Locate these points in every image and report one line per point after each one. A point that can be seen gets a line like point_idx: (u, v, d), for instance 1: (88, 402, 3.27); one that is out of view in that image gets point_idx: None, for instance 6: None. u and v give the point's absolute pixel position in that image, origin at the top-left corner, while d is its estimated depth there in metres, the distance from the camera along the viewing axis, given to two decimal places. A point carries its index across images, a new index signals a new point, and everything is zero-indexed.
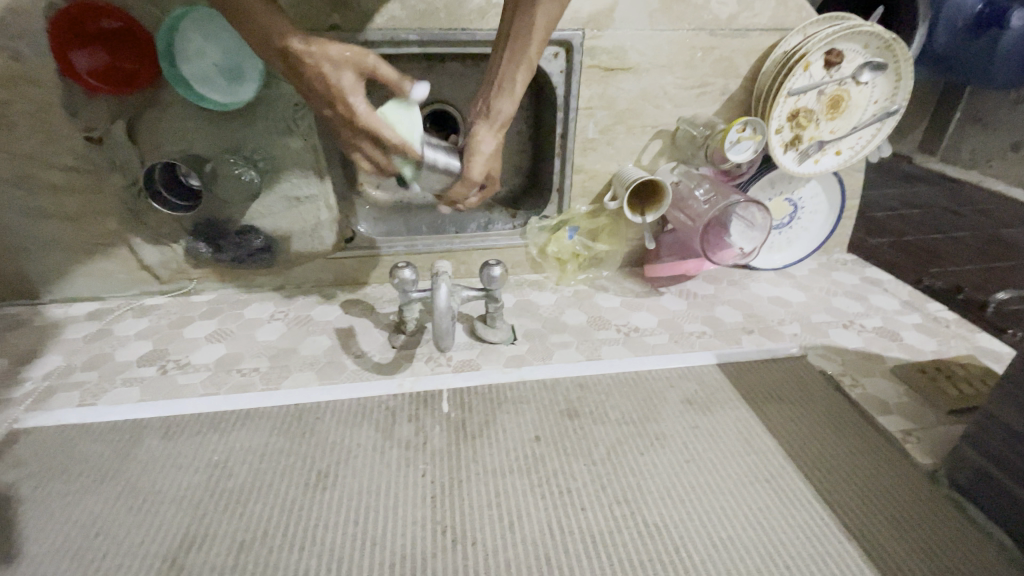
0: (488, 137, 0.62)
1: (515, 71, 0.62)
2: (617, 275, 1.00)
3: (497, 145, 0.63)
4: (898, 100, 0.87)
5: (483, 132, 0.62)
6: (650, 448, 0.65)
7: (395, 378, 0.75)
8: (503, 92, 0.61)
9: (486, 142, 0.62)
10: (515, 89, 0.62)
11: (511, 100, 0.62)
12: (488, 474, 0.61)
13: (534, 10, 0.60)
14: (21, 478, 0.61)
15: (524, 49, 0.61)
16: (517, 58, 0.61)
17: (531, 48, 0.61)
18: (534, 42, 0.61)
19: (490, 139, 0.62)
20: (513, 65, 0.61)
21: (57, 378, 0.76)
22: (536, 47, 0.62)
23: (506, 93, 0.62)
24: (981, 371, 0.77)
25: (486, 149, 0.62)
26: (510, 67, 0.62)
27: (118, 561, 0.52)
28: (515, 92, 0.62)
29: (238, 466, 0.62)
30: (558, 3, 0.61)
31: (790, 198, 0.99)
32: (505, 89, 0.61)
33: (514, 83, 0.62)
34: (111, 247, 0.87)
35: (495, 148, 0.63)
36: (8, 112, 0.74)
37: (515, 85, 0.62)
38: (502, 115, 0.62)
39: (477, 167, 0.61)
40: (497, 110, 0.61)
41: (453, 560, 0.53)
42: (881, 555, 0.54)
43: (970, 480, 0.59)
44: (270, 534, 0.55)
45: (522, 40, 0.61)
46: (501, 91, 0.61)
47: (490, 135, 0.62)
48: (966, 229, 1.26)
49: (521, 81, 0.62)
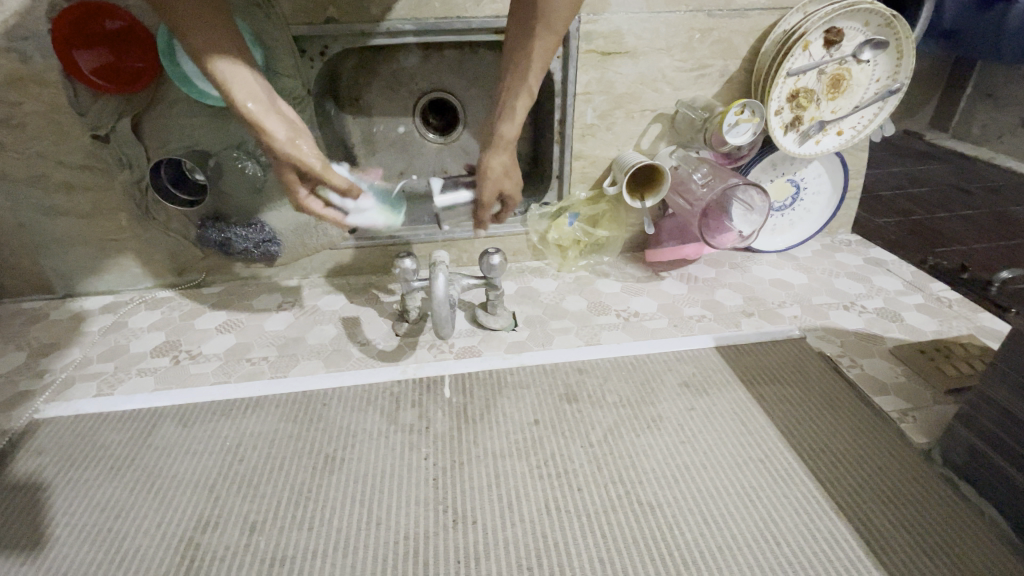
0: (495, 160, 0.66)
1: (516, 98, 0.63)
2: (618, 260, 1.01)
3: (503, 167, 0.66)
4: (901, 78, 0.85)
5: (490, 155, 0.66)
6: (646, 430, 0.66)
7: (398, 365, 0.77)
8: (504, 118, 0.64)
9: (492, 165, 0.66)
10: (517, 115, 0.64)
11: (513, 125, 0.64)
12: (488, 457, 0.63)
13: (531, 37, 0.61)
14: (44, 464, 0.64)
15: (523, 77, 0.62)
16: (515, 86, 0.63)
17: (531, 75, 0.62)
18: (532, 70, 0.62)
19: (495, 164, 0.66)
20: (513, 92, 0.63)
21: (75, 369, 0.79)
22: (535, 74, 0.62)
23: (505, 118, 0.64)
24: (981, 351, 0.77)
25: (493, 173, 0.66)
26: (511, 93, 0.64)
27: (137, 541, 0.55)
28: (514, 117, 0.64)
29: (248, 451, 0.65)
30: (554, 31, 0.60)
31: (792, 179, 0.98)
32: (506, 115, 0.64)
33: (514, 109, 0.64)
34: (123, 242, 0.89)
35: (506, 168, 0.67)
36: (19, 113, 0.76)
37: (518, 111, 0.64)
38: (505, 139, 0.65)
39: (489, 189, 0.67)
40: (499, 134, 0.65)
41: (453, 538, 0.55)
42: (871, 530, 0.56)
43: (963, 458, 0.60)
44: (279, 515, 0.57)
45: (521, 68, 0.62)
46: (503, 117, 0.64)
47: (495, 159, 0.66)
48: (974, 208, 1.24)
49: (522, 105, 0.64)
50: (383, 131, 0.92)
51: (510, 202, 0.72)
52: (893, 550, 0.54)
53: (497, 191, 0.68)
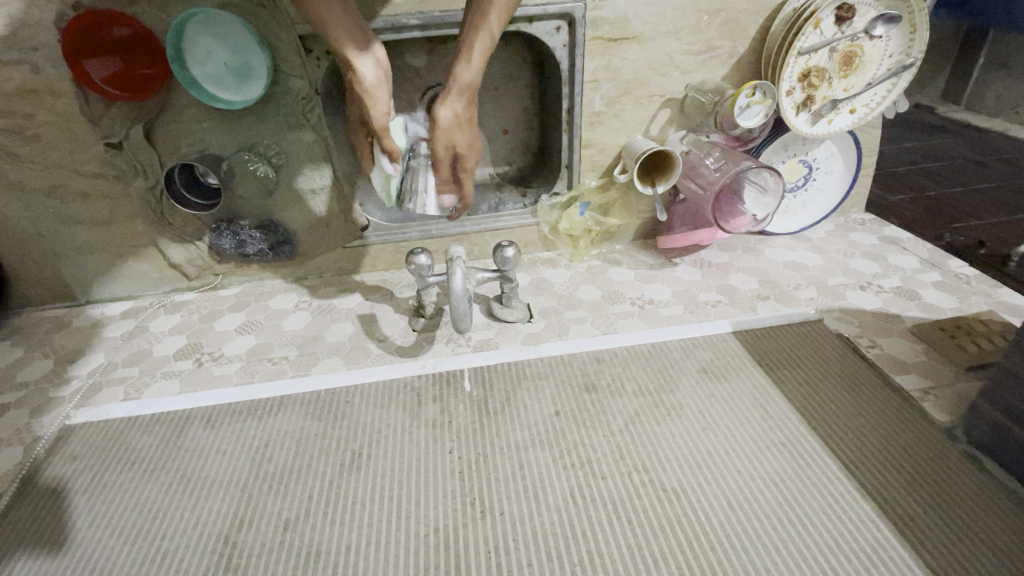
0: (450, 108, 0.65)
1: (476, 41, 0.63)
2: (630, 248, 1.01)
3: (456, 117, 0.65)
4: (914, 53, 0.83)
5: (444, 105, 0.65)
6: (667, 418, 0.67)
7: (417, 360, 0.78)
8: (463, 63, 0.64)
9: (446, 115, 0.65)
10: (477, 57, 0.64)
11: (472, 69, 0.64)
12: (512, 448, 0.64)
13: None
14: (79, 470, 0.66)
15: (483, 20, 0.62)
16: (474, 28, 0.63)
17: (491, 18, 0.62)
18: (494, 12, 0.62)
19: (453, 116, 0.65)
20: (473, 36, 0.63)
21: (101, 375, 0.80)
22: (497, 18, 0.62)
23: (463, 64, 0.64)
24: (1001, 327, 0.77)
25: (446, 125, 0.65)
26: (474, 34, 0.63)
27: (176, 541, 0.57)
28: (472, 63, 0.64)
29: (278, 449, 0.66)
30: None
31: (804, 159, 0.97)
32: (466, 57, 0.63)
33: (474, 55, 0.64)
34: (140, 247, 0.90)
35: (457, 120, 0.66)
36: (32, 124, 0.77)
37: (478, 53, 0.64)
38: (463, 82, 0.64)
39: (439, 143, 0.66)
40: (457, 81, 0.64)
41: (481, 529, 0.56)
42: (895, 508, 0.56)
43: (985, 434, 0.60)
44: (313, 512, 0.59)
45: (481, 11, 0.62)
46: (463, 59, 0.64)
47: (452, 108, 0.65)
48: (990, 180, 1.22)
49: (481, 49, 0.64)
50: None
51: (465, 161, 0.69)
52: (918, 526, 0.54)
53: (450, 144, 0.66)
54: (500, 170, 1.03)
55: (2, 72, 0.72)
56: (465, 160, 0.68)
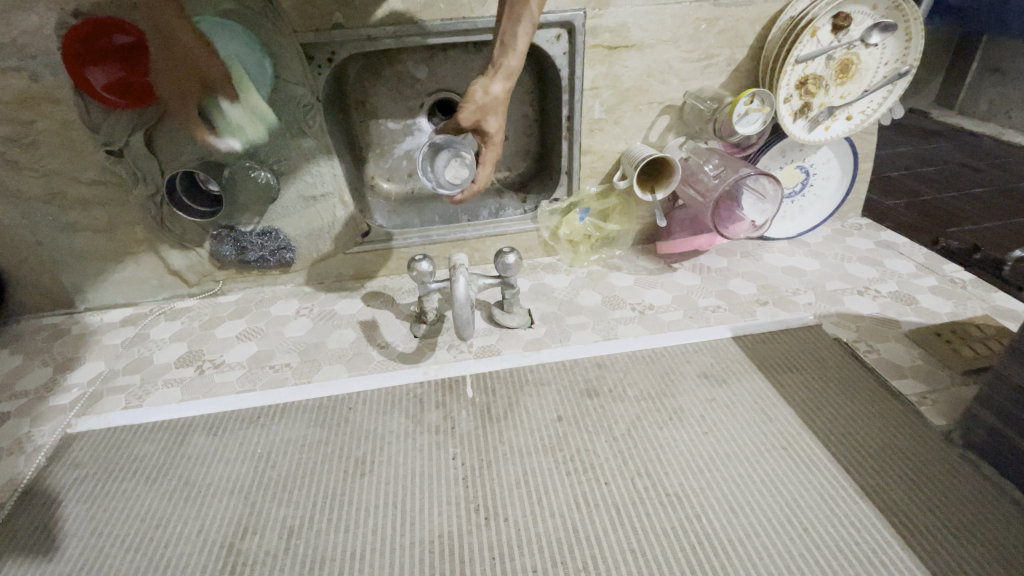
0: (492, 87, 0.64)
1: (518, 25, 0.63)
2: (629, 253, 1.01)
3: (494, 94, 0.64)
4: (909, 61, 0.85)
5: (485, 82, 0.64)
6: (668, 423, 0.67)
7: (419, 367, 0.78)
8: (507, 46, 0.64)
9: (480, 89, 0.64)
10: (518, 44, 0.64)
11: (516, 56, 0.64)
12: (515, 455, 0.64)
13: None
14: (79, 478, 0.66)
15: (524, 6, 0.62)
16: (516, 13, 0.62)
17: (533, 3, 0.62)
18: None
19: (490, 92, 0.64)
20: (515, 19, 0.63)
21: (101, 383, 0.80)
22: (536, 1, 0.62)
23: (508, 48, 0.64)
24: (997, 332, 0.78)
25: (481, 98, 0.64)
26: (511, 23, 0.63)
27: (180, 549, 0.57)
28: (516, 48, 0.64)
29: (280, 457, 0.66)
30: None
31: (801, 165, 0.98)
32: (509, 45, 0.63)
33: (517, 38, 0.63)
34: (141, 254, 0.90)
35: (494, 98, 0.65)
36: (33, 132, 0.77)
37: (518, 40, 0.63)
38: (506, 68, 0.64)
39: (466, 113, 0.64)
40: (503, 60, 0.64)
41: (485, 535, 0.56)
42: (896, 513, 0.56)
43: (982, 440, 0.60)
44: (316, 521, 0.59)
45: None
46: (506, 47, 0.64)
47: (492, 85, 0.64)
48: (983, 185, 1.24)
49: (523, 34, 0.63)
50: (391, 133, 0.95)
51: (491, 139, 0.68)
52: (920, 531, 0.55)
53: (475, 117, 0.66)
54: (500, 175, 1.03)
55: (3, 79, 0.72)
56: (485, 140, 0.68)
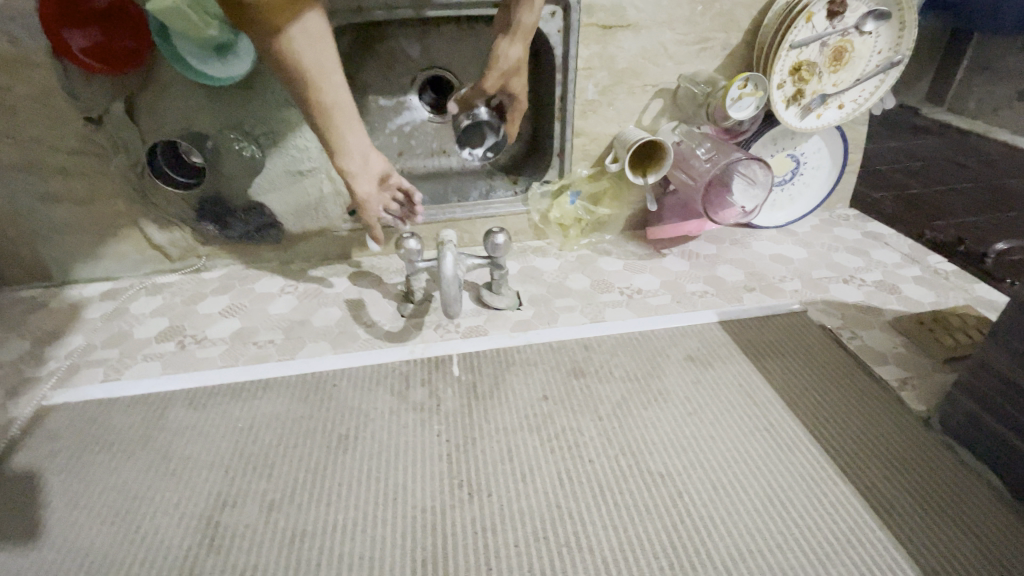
0: (512, 50, 0.71)
1: None
2: (620, 238, 1.01)
3: (516, 57, 0.71)
4: (902, 50, 0.85)
5: (507, 44, 0.71)
6: (652, 404, 0.68)
7: (406, 346, 0.77)
8: (524, 5, 0.68)
9: (503, 54, 0.71)
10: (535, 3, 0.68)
11: (532, 14, 0.69)
12: (500, 432, 0.64)
13: None
14: (54, 451, 0.64)
15: None
16: None
17: None
18: None
19: (511, 56, 0.71)
20: None
21: (79, 356, 0.79)
22: None
23: (527, 8, 0.68)
24: (977, 320, 0.79)
25: (504, 63, 0.71)
26: None
27: (157, 521, 0.56)
28: (534, 7, 0.68)
29: (263, 431, 0.65)
30: None
31: (792, 153, 0.98)
32: (526, 6, 0.68)
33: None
34: (122, 227, 0.88)
35: (517, 60, 0.72)
36: (8, 96, 0.74)
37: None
38: (523, 29, 0.69)
39: (490, 80, 0.73)
40: (522, 22, 0.69)
41: (469, 510, 0.56)
42: (874, 494, 0.57)
43: (960, 425, 0.62)
44: (297, 495, 0.58)
45: None
46: (524, 8, 0.68)
47: (513, 48, 0.70)
48: (968, 180, 1.26)
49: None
50: None
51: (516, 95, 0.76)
52: (897, 512, 0.56)
53: (500, 78, 0.73)
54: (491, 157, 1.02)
55: None
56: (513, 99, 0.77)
